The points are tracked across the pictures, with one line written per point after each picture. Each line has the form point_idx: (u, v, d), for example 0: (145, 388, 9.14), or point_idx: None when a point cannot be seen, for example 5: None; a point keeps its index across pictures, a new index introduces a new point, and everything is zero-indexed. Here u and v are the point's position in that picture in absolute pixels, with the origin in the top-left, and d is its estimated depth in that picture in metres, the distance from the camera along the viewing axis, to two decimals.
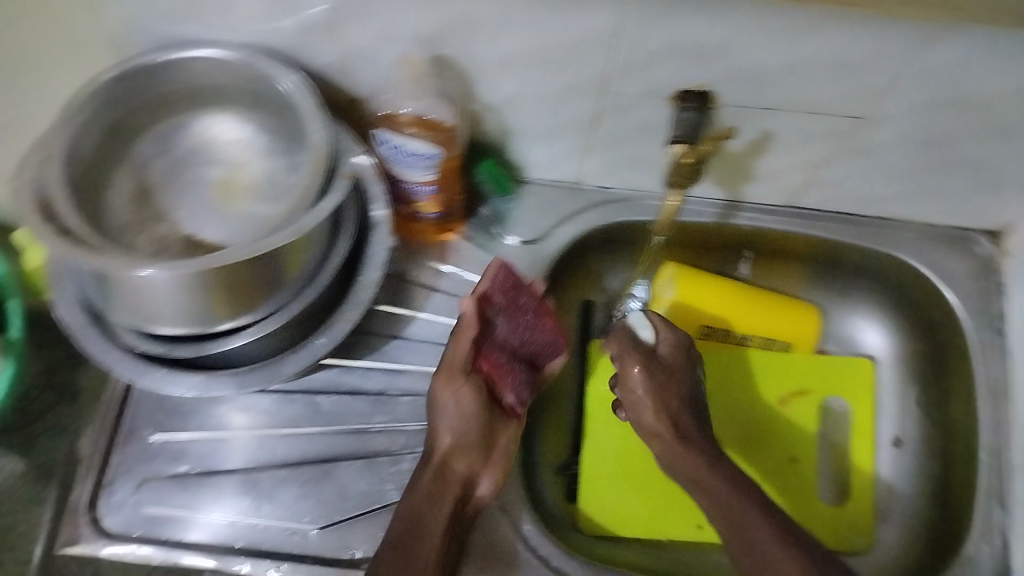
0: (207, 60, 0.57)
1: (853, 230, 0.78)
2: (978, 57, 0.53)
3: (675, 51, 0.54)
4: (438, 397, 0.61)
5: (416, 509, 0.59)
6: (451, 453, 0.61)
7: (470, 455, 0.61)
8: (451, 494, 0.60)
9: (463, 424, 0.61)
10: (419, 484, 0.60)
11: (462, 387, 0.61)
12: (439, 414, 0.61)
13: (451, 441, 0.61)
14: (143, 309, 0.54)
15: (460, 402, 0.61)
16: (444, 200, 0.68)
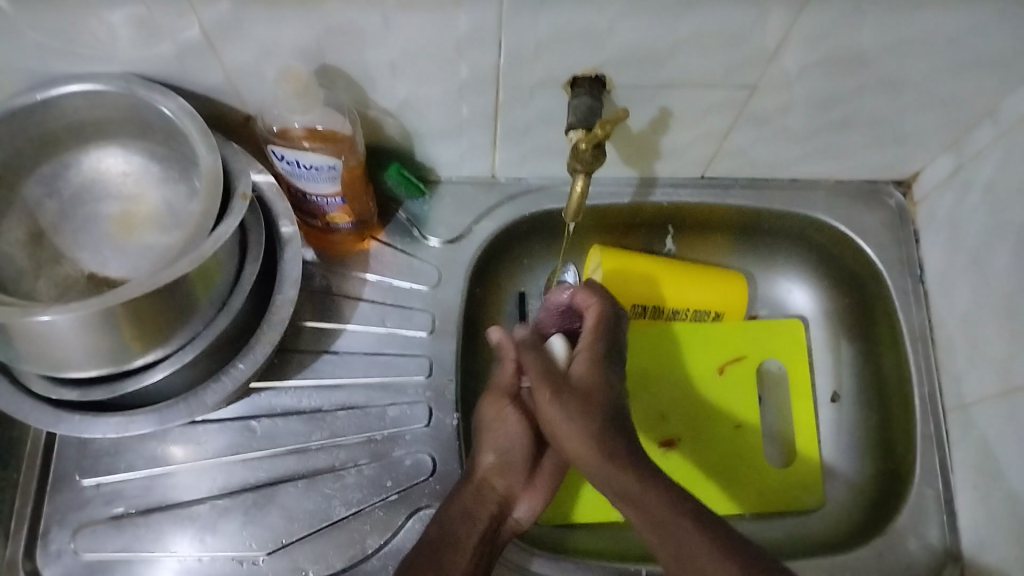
0: (84, 96, 0.56)
1: (769, 194, 0.79)
2: (857, 15, 0.54)
3: (563, 38, 0.54)
4: (487, 417, 0.63)
5: (450, 521, 0.59)
6: (494, 470, 0.62)
7: (511, 473, 0.62)
8: (488, 511, 0.60)
9: (509, 442, 0.62)
10: (457, 497, 0.60)
11: (508, 411, 0.62)
12: (490, 431, 0.63)
13: (495, 459, 0.62)
14: (50, 354, 0.52)
15: (505, 423, 0.62)
16: (355, 210, 0.67)
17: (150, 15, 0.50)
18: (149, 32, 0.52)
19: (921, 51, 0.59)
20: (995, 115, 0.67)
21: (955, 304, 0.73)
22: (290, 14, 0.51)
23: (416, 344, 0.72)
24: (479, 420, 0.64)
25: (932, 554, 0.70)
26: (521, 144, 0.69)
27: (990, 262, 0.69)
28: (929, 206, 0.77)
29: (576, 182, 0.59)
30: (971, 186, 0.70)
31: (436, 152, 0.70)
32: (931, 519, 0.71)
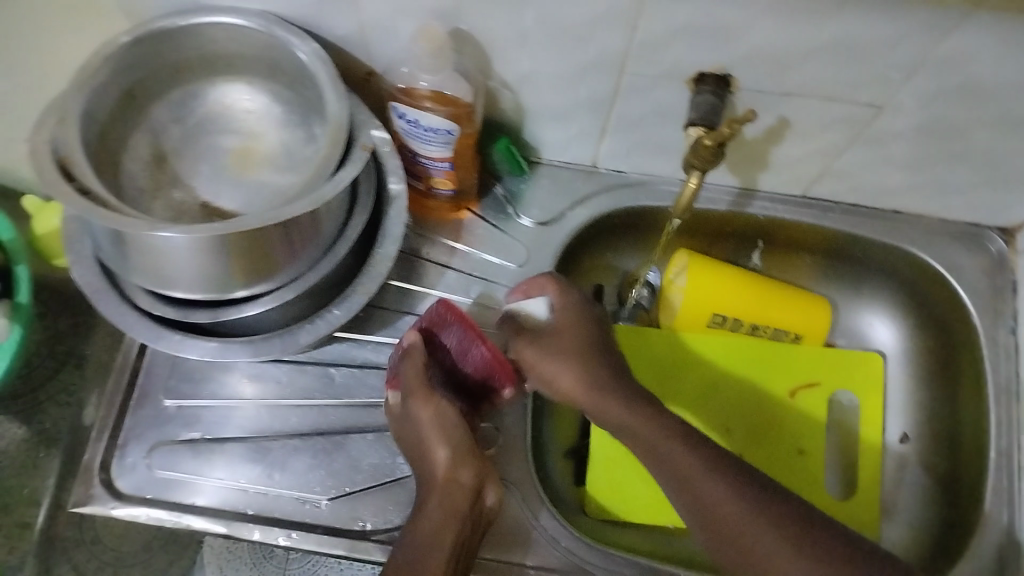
0: (224, 29, 0.57)
1: (868, 222, 0.78)
2: (1002, 50, 0.53)
3: (700, 30, 0.54)
4: (417, 415, 0.58)
5: (423, 542, 0.54)
6: (450, 468, 0.57)
7: (470, 462, 0.57)
8: (461, 515, 0.55)
9: (454, 434, 0.58)
10: (427, 512, 0.55)
11: (442, 398, 0.58)
12: (425, 433, 0.58)
13: (449, 453, 0.57)
14: (162, 272, 0.54)
15: (441, 415, 0.58)
16: (458, 178, 0.68)
17: None
18: None
19: None
20: None
21: None
22: None
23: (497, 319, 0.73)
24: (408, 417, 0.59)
25: None
26: (630, 135, 0.69)
27: None
28: None
29: (691, 178, 0.60)
30: None
31: (543, 132, 0.71)
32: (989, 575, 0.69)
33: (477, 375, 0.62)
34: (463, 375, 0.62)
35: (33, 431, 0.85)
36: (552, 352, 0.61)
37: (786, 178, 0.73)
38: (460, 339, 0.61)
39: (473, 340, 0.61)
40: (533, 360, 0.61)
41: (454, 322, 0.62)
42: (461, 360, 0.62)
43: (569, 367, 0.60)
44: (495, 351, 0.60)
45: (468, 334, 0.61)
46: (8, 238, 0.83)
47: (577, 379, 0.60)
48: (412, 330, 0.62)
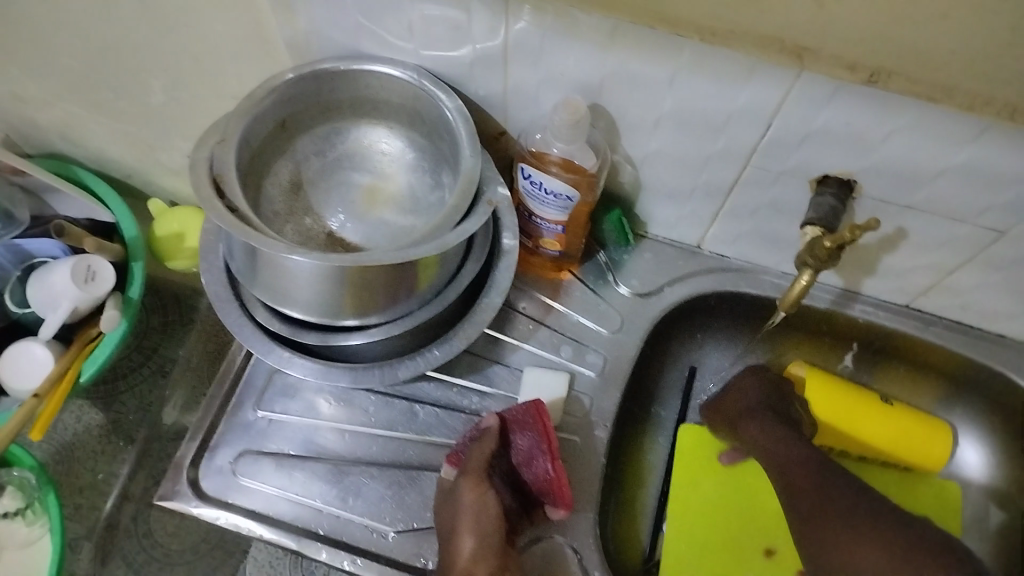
0: (380, 77, 0.61)
1: (969, 341, 0.76)
2: None
3: (834, 136, 0.55)
4: (461, 499, 0.60)
5: None
6: (473, 557, 0.58)
7: (491, 560, 0.58)
8: None
9: (487, 529, 0.59)
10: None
11: (489, 491, 0.61)
12: (461, 515, 0.60)
13: (475, 543, 0.58)
14: (283, 290, 0.58)
15: (483, 505, 0.60)
16: (567, 241, 0.70)
17: (464, 20, 0.55)
18: (457, 36, 0.57)
19: None
20: None
21: None
22: (586, 50, 0.54)
23: (583, 382, 0.74)
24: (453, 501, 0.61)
25: None
26: (742, 223, 0.70)
27: None
28: None
29: (802, 276, 0.60)
30: None
31: (656, 208, 0.73)
32: None
33: (533, 485, 0.64)
34: (521, 480, 0.65)
35: (109, 418, 0.98)
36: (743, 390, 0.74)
37: (894, 286, 0.73)
38: (530, 446, 0.64)
39: (545, 451, 0.64)
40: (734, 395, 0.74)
41: (531, 429, 0.65)
42: (525, 466, 0.65)
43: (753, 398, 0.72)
44: (557, 471, 0.64)
45: (537, 442, 0.64)
46: (131, 235, 0.89)
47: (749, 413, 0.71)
48: (495, 418, 0.66)
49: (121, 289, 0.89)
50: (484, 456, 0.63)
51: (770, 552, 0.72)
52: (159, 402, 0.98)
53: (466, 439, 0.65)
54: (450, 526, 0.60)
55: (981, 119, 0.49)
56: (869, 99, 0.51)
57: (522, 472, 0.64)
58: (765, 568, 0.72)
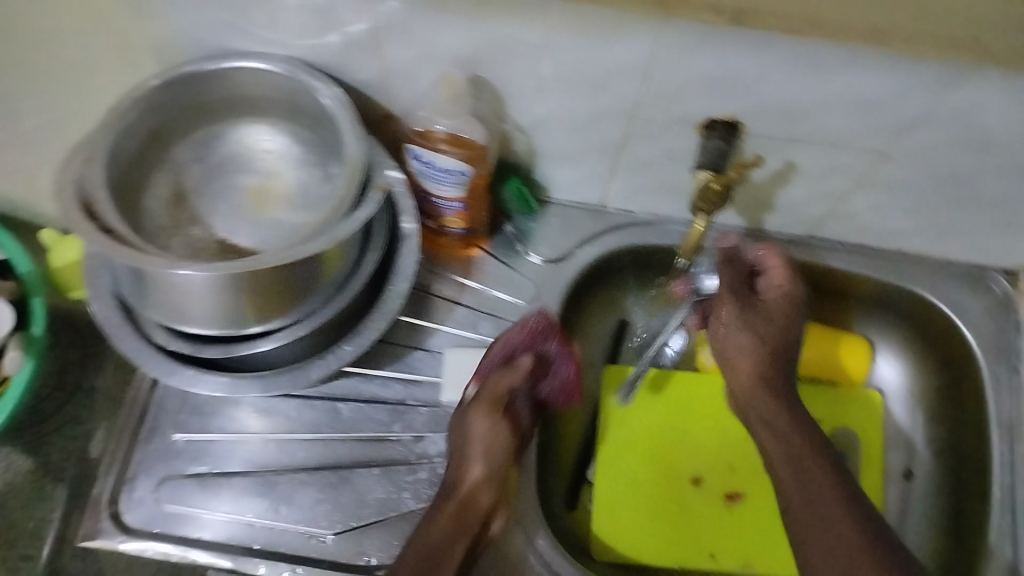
0: (252, 73, 0.58)
1: (871, 262, 0.79)
2: (983, 88, 0.53)
3: (711, 81, 0.55)
4: (472, 425, 0.61)
5: (430, 547, 0.56)
6: (476, 486, 0.60)
7: (493, 490, 0.60)
8: (469, 533, 0.58)
9: (496, 457, 0.61)
10: (440, 514, 0.58)
11: (502, 421, 0.62)
12: (475, 441, 0.61)
13: (480, 472, 0.60)
14: (176, 308, 0.55)
15: (495, 435, 0.61)
16: (470, 218, 0.69)
17: (326, 6, 0.53)
18: (320, 23, 0.55)
19: None
20: None
21: None
22: (456, 22, 0.53)
23: None
24: (462, 426, 0.62)
25: None
26: (640, 176, 0.70)
27: None
28: None
29: (698, 220, 0.61)
30: None
31: (554, 173, 0.72)
32: None
33: (557, 392, 0.68)
34: (540, 395, 0.68)
35: (39, 463, 0.91)
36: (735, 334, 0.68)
37: (794, 219, 0.74)
38: (559, 354, 0.67)
39: (566, 374, 0.68)
40: (729, 337, 0.69)
41: (553, 341, 0.67)
42: (546, 379, 0.67)
43: (741, 345, 0.68)
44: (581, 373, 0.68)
45: (561, 353, 0.67)
46: (24, 270, 0.84)
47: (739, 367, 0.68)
48: (517, 336, 0.67)
49: (25, 329, 0.84)
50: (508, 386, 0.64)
51: (696, 480, 0.77)
52: (86, 436, 0.91)
53: (491, 360, 0.66)
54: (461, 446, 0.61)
55: (848, 45, 0.50)
56: (739, 40, 0.51)
57: (546, 384, 0.67)
58: (693, 496, 0.77)
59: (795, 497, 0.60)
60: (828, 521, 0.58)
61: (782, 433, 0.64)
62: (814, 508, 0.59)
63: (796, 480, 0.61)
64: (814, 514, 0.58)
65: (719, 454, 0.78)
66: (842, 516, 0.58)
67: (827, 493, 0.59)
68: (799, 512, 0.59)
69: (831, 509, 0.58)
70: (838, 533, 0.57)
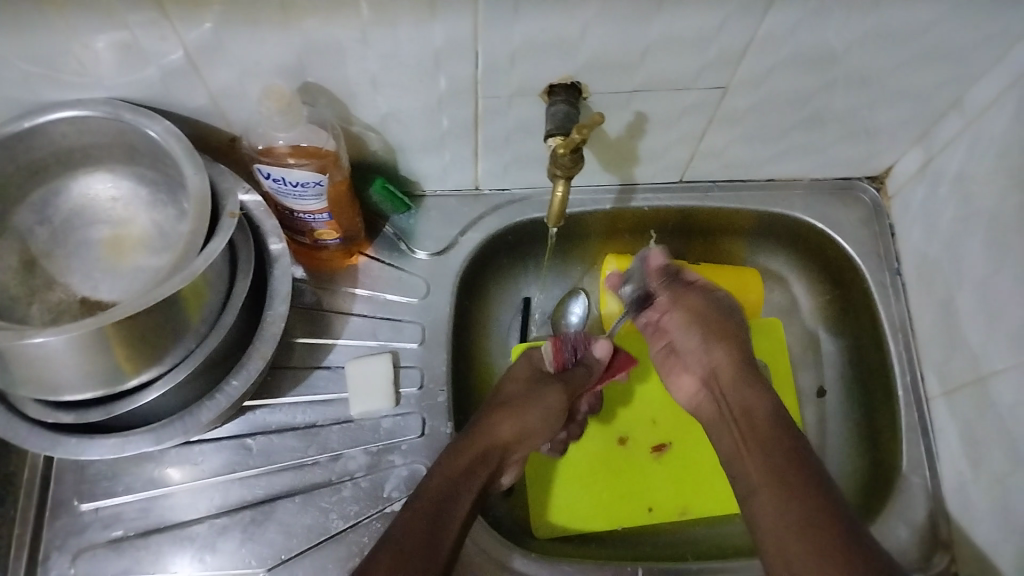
0: (73, 122, 0.56)
1: (744, 194, 0.80)
2: (791, 4, 0.55)
3: (539, 45, 0.55)
4: (547, 398, 0.67)
5: (455, 480, 0.60)
6: (514, 436, 0.65)
7: (523, 445, 0.66)
8: (489, 469, 0.62)
9: (543, 426, 0.67)
10: (466, 450, 0.62)
11: (559, 415, 0.68)
12: (534, 403, 0.67)
13: (519, 431, 0.65)
14: (42, 380, 0.53)
15: (547, 417, 0.67)
16: (342, 226, 0.68)
17: (134, 41, 0.51)
18: (133, 56, 0.53)
19: (885, 45, 0.60)
20: (960, 107, 0.69)
21: (931, 296, 0.74)
22: (271, 33, 0.52)
23: (407, 356, 0.73)
24: (531, 393, 0.67)
25: (925, 542, 0.70)
26: (502, 153, 0.70)
27: (964, 250, 0.69)
28: (902, 199, 0.79)
29: (558, 186, 0.61)
30: (941, 178, 0.72)
31: (419, 166, 0.72)
32: (921, 505, 0.71)
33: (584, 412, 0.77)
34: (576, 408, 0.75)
35: None
36: (686, 326, 0.68)
37: (662, 167, 0.75)
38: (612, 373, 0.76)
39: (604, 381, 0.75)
40: (681, 331, 0.68)
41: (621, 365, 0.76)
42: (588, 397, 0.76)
43: (691, 337, 0.67)
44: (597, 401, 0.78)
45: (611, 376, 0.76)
46: None
47: (694, 364, 0.67)
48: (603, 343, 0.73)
49: None
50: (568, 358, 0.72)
51: (623, 439, 0.78)
52: None
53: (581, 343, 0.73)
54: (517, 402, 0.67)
55: None
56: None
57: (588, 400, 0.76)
58: (623, 455, 0.78)
59: (750, 467, 0.57)
60: (791, 493, 0.54)
61: (752, 425, 0.60)
62: (769, 473, 0.56)
63: (770, 468, 0.56)
64: (769, 479, 0.55)
65: (638, 410, 0.80)
66: (796, 482, 0.54)
67: (781, 462, 0.56)
68: (757, 482, 0.56)
69: (780, 476, 0.55)
70: (797, 499, 0.53)
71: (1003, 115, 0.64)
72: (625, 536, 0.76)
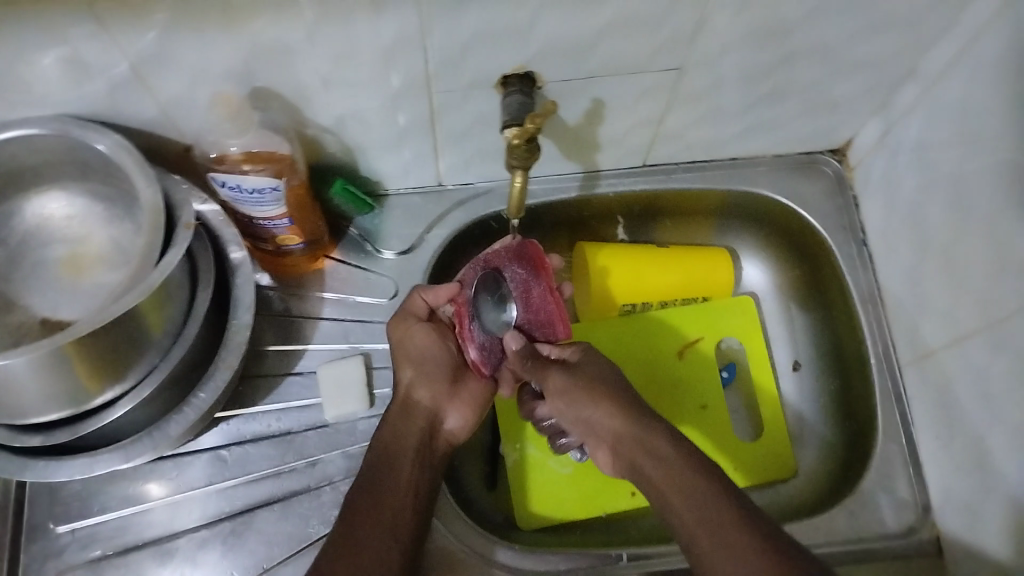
0: (19, 140, 0.55)
1: (709, 175, 0.80)
2: None
3: (488, 35, 0.55)
4: (400, 336, 0.67)
5: (383, 441, 0.63)
6: (413, 383, 0.66)
7: (430, 383, 0.66)
8: (418, 425, 0.64)
9: (424, 356, 0.67)
10: (384, 419, 0.65)
11: (420, 331, 0.67)
12: (403, 350, 0.67)
13: (413, 370, 0.66)
14: (4, 403, 0.52)
15: (414, 343, 0.67)
16: (305, 230, 0.67)
17: (77, 56, 0.51)
18: (76, 70, 0.52)
19: (835, 17, 0.60)
20: (915, 74, 0.69)
21: (898, 264, 0.75)
22: (216, 39, 0.51)
23: (379, 357, 0.72)
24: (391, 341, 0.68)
25: (905, 512, 0.71)
26: (463, 148, 0.69)
27: (928, 217, 0.70)
28: (865, 170, 0.79)
29: (516, 176, 0.61)
30: (901, 145, 0.72)
31: (379, 164, 0.71)
32: (900, 475, 0.72)
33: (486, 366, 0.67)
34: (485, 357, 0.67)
35: None
36: (568, 405, 0.65)
37: (624, 151, 0.75)
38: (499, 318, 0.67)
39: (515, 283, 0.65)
40: (566, 413, 0.65)
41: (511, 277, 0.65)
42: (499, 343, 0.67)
43: (582, 410, 0.63)
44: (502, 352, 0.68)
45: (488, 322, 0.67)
46: None
47: (597, 437, 0.63)
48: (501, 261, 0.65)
49: None
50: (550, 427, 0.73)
51: None
52: None
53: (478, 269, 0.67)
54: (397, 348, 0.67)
55: None
56: None
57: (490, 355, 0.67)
58: None
59: (679, 512, 0.55)
60: (722, 526, 0.52)
61: (669, 483, 0.56)
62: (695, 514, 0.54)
63: (696, 508, 0.54)
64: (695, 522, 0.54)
65: None
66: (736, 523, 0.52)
67: (714, 517, 0.53)
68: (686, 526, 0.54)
69: (704, 510, 0.54)
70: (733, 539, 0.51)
71: (957, 79, 0.64)
72: (611, 522, 0.76)
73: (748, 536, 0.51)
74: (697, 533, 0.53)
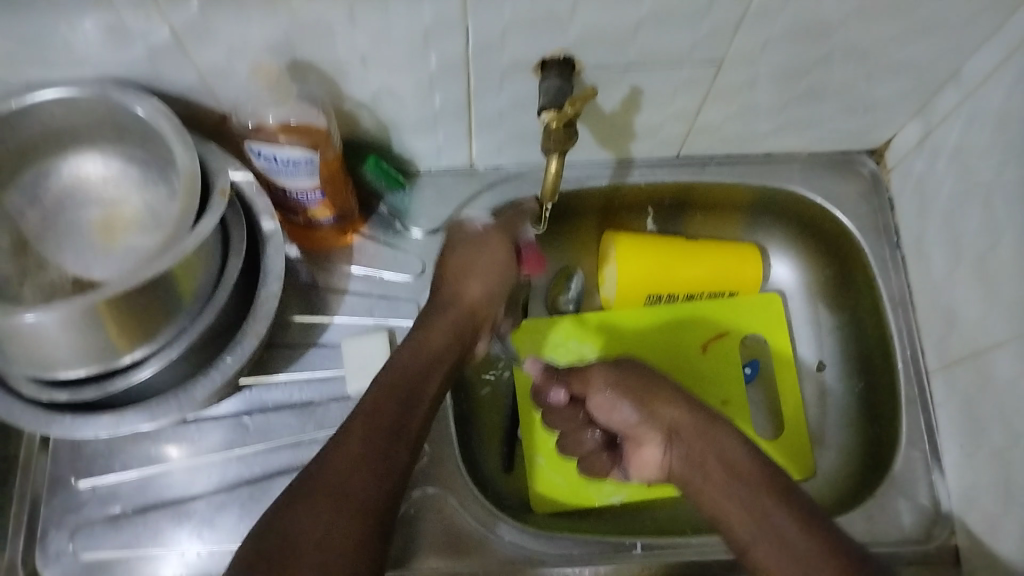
0: (60, 102, 0.56)
1: (742, 170, 0.80)
2: None
3: (528, 19, 0.55)
4: (483, 252, 0.69)
5: (432, 349, 0.62)
6: (480, 299, 0.67)
7: (491, 305, 0.68)
8: (463, 340, 0.65)
9: (497, 280, 0.68)
10: (439, 323, 0.64)
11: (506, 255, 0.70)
12: (485, 269, 0.68)
13: (483, 291, 0.67)
14: (34, 358, 0.53)
15: (496, 263, 0.69)
16: (336, 204, 0.67)
17: (121, 22, 0.51)
18: (118, 36, 0.52)
19: (879, 17, 0.60)
20: (958, 80, 0.68)
21: (930, 269, 0.74)
22: (256, 10, 0.51)
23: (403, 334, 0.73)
24: (464, 257, 0.68)
25: (923, 519, 0.70)
26: (496, 131, 0.69)
27: (963, 225, 0.69)
28: (901, 173, 0.78)
29: (551, 160, 0.61)
30: (940, 150, 0.71)
31: (412, 143, 0.71)
32: (920, 482, 0.71)
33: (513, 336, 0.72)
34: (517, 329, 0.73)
35: None
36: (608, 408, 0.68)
37: (658, 142, 0.75)
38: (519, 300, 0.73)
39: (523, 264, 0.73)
40: (610, 415, 0.68)
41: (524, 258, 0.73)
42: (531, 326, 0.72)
43: (626, 411, 0.67)
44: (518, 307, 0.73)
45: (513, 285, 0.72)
46: None
47: (643, 430, 0.66)
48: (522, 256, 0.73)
49: None
50: (598, 438, 0.73)
51: None
52: None
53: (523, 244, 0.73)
54: (465, 271, 0.67)
55: None
56: None
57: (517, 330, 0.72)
58: None
59: (732, 510, 0.56)
60: (779, 522, 0.54)
61: (725, 479, 0.58)
62: (749, 508, 0.55)
63: (752, 503, 0.56)
64: (748, 515, 0.55)
65: None
66: (791, 516, 0.54)
67: (773, 514, 0.54)
68: (738, 521, 0.56)
69: (762, 507, 0.55)
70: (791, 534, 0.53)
71: (1002, 86, 0.63)
72: (627, 511, 0.76)
73: (812, 535, 0.52)
74: (753, 524, 0.55)
